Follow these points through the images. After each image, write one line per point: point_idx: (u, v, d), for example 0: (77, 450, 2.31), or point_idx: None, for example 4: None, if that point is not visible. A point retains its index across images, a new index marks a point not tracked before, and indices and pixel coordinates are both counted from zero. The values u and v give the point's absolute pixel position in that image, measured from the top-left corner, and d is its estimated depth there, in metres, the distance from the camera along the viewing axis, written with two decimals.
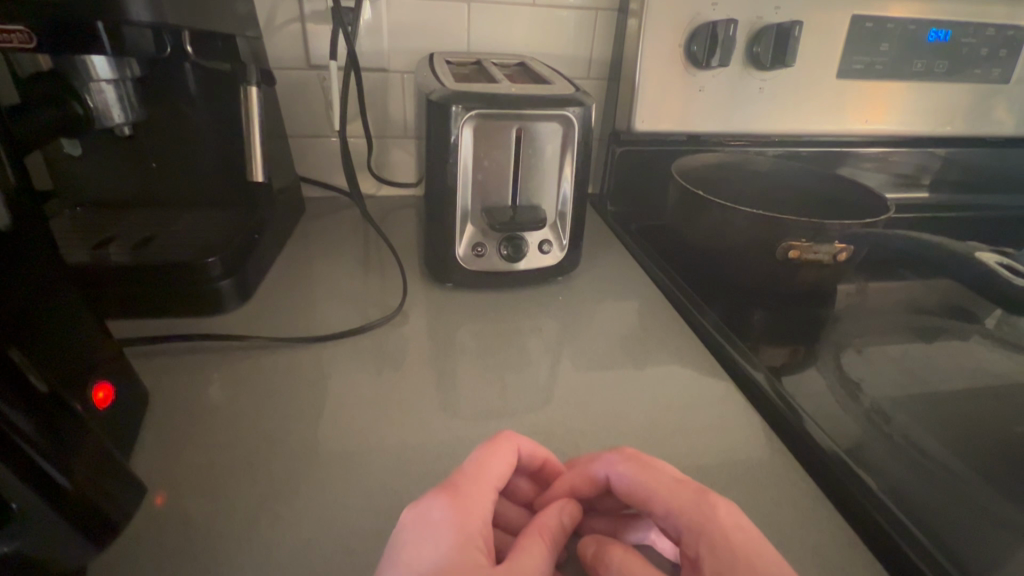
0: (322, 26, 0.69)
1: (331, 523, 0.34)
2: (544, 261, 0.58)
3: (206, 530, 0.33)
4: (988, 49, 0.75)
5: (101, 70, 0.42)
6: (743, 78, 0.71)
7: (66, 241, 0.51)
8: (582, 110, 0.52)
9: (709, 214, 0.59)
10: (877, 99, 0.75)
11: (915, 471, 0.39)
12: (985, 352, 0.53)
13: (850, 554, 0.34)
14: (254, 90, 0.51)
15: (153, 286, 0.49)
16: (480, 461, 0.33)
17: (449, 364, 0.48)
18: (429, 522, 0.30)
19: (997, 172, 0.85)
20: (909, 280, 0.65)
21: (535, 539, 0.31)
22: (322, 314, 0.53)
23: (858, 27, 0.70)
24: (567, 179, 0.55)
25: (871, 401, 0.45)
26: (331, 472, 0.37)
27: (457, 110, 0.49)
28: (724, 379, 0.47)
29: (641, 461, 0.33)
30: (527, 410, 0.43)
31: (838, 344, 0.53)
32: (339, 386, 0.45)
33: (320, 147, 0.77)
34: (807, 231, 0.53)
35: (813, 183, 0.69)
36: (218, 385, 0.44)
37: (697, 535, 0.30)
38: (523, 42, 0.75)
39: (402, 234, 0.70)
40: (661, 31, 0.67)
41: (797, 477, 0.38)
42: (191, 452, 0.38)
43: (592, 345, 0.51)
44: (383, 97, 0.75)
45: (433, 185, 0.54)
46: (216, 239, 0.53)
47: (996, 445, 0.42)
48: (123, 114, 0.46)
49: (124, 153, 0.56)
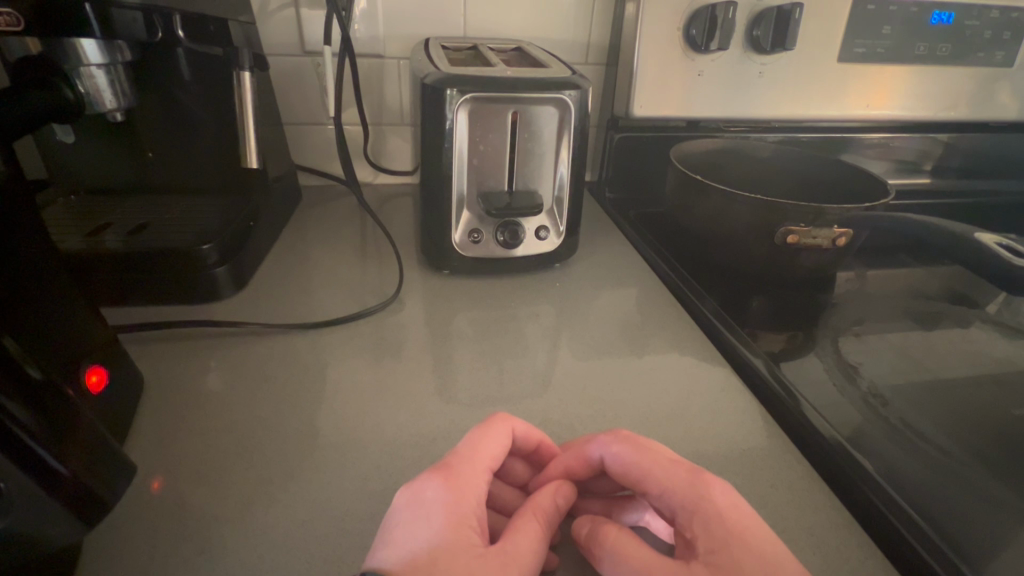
0: (316, 11, 0.68)
1: (326, 505, 0.34)
2: (541, 246, 0.58)
3: (201, 512, 0.33)
4: (991, 32, 0.74)
5: (90, 54, 0.41)
6: (743, 62, 0.70)
7: (60, 228, 0.51)
8: (578, 94, 0.52)
9: (707, 200, 0.58)
10: (879, 84, 0.74)
11: (912, 453, 0.39)
12: (986, 337, 0.53)
13: (846, 535, 0.34)
14: (247, 76, 0.51)
15: (148, 272, 0.49)
16: (474, 442, 0.33)
17: (446, 350, 0.48)
18: (423, 501, 0.30)
19: (999, 156, 0.85)
20: (910, 265, 0.65)
21: (529, 520, 0.31)
22: (319, 301, 0.53)
23: (859, 10, 0.69)
24: (562, 164, 0.55)
25: (868, 384, 0.45)
26: (326, 457, 0.37)
27: (452, 93, 0.49)
28: (721, 365, 0.47)
29: (636, 442, 0.33)
30: (523, 395, 0.43)
31: (837, 328, 0.53)
32: (334, 372, 0.44)
33: (317, 135, 0.76)
34: (806, 215, 0.53)
35: (812, 169, 0.69)
36: (214, 371, 0.44)
37: (692, 514, 0.30)
38: (520, 26, 0.74)
39: (400, 221, 0.70)
40: (660, 14, 0.66)
41: (794, 460, 0.38)
42: (186, 436, 0.38)
43: (590, 331, 0.51)
44: (380, 84, 0.74)
45: (428, 170, 0.54)
46: (211, 226, 0.53)
47: (995, 429, 0.42)
48: (115, 100, 0.45)
49: (118, 139, 0.56)
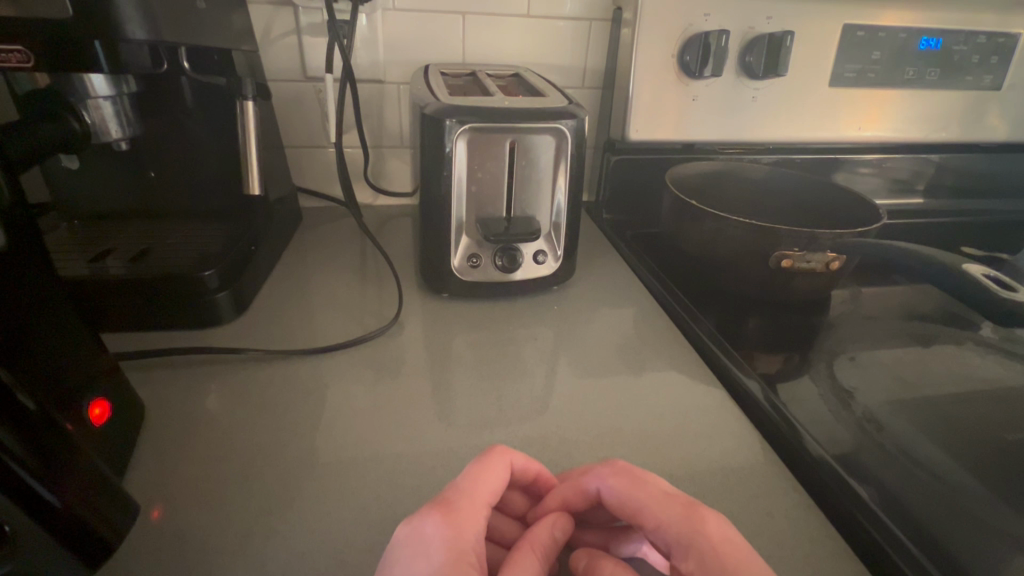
0: (318, 38, 0.70)
1: (326, 536, 0.34)
2: (539, 271, 0.58)
3: (201, 545, 0.33)
4: (978, 56, 0.75)
5: (99, 88, 0.43)
6: (736, 86, 0.71)
7: (64, 254, 0.52)
8: (575, 123, 0.53)
9: (702, 224, 0.59)
10: (872, 107, 0.76)
11: (907, 479, 0.39)
12: (979, 359, 0.53)
13: (843, 563, 0.34)
14: (249, 104, 0.52)
15: (151, 298, 0.49)
16: (473, 476, 0.34)
17: (445, 375, 0.48)
18: (422, 537, 0.30)
19: (991, 176, 0.87)
20: (903, 286, 0.65)
21: (527, 554, 0.31)
22: (319, 325, 0.54)
23: (849, 36, 0.71)
24: (560, 191, 0.56)
25: (863, 408, 0.46)
26: (326, 485, 0.37)
27: (451, 123, 0.50)
28: (718, 389, 0.48)
29: (632, 475, 0.34)
30: (520, 420, 0.44)
31: (832, 351, 0.53)
32: (334, 398, 0.45)
33: (317, 158, 0.77)
34: (800, 240, 0.54)
35: (802, 191, 0.70)
36: (216, 398, 0.44)
37: (688, 549, 0.30)
38: (517, 51, 0.76)
39: (398, 243, 0.71)
40: (655, 41, 0.67)
41: (790, 487, 0.39)
42: (187, 466, 0.38)
43: (587, 354, 0.52)
44: (380, 108, 0.75)
45: (427, 195, 0.54)
46: (213, 251, 0.53)
47: (989, 454, 0.42)
48: (121, 130, 0.46)
49: (123, 166, 0.57)
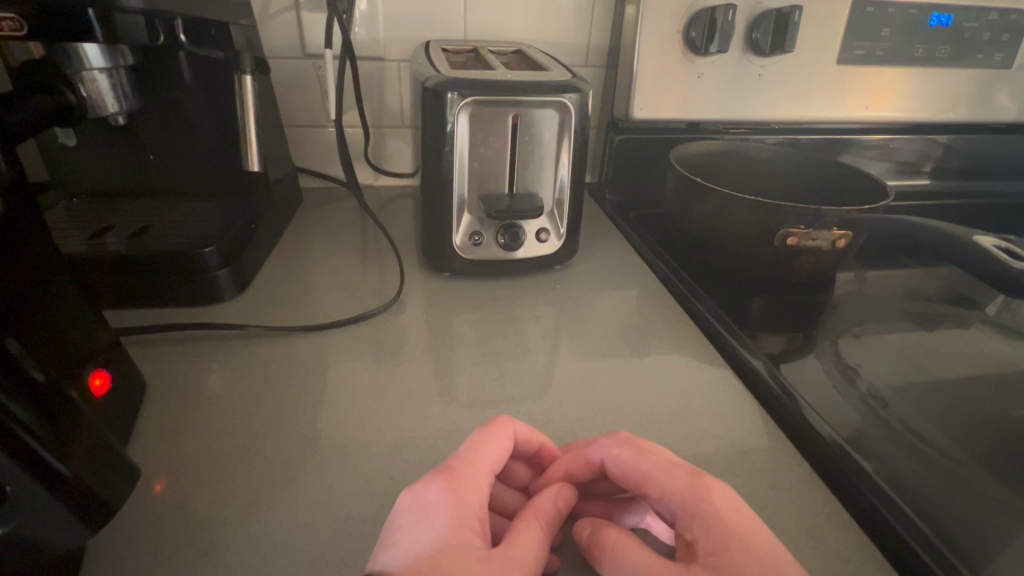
0: (317, 14, 0.68)
1: (327, 508, 0.34)
2: (541, 249, 0.58)
3: (203, 515, 0.33)
4: (990, 34, 0.74)
5: (93, 58, 0.42)
6: (743, 64, 0.70)
7: (63, 231, 0.52)
8: (578, 98, 0.52)
9: (707, 203, 0.58)
10: (879, 86, 0.75)
11: (911, 455, 0.39)
12: (986, 338, 0.53)
13: (846, 537, 0.34)
14: (249, 78, 0.51)
15: (150, 274, 0.49)
16: (476, 445, 0.33)
17: (447, 352, 0.48)
18: (424, 504, 0.30)
19: (999, 157, 0.85)
20: (909, 267, 0.65)
21: (530, 522, 0.31)
22: (321, 303, 0.54)
23: (858, 12, 0.69)
24: (563, 167, 0.55)
25: (868, 386, 0.45)
26: (328, 459, 0.37)
27: (452, 97, 0.49)
28: (722, 367, 0.47)
29: (636, 445, 0.33)
30: (524, 397, 0.43)
31: (837, 329, 0.53)
32: (336, 374, 0.45)
33: (317, 138, 0.77)
34: (806, 217, 0.53)
35: (807, 170, 0.69)
36: (217, 374, 0.44)
37: (692, 517, 0.30)
38: (519, 29, 0.74)
39: (400, 223, 0.70)
40: (660, 16, 0.66)
41: (794, 461, 0.38)
42: (189, 439, 0.38)
43: (590, 333, 0.51)
44: (380, 86, 0.74)
45: (428, 172, 0.54)
46: (213, 228, 0.53)
47: (995, 431, 0.42)
48: (117, 104, 0.46)
49: (121, 142, 0.56)
